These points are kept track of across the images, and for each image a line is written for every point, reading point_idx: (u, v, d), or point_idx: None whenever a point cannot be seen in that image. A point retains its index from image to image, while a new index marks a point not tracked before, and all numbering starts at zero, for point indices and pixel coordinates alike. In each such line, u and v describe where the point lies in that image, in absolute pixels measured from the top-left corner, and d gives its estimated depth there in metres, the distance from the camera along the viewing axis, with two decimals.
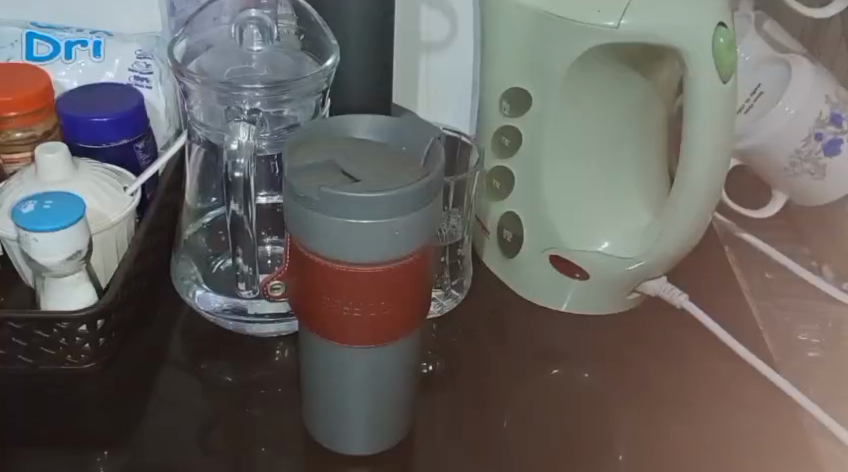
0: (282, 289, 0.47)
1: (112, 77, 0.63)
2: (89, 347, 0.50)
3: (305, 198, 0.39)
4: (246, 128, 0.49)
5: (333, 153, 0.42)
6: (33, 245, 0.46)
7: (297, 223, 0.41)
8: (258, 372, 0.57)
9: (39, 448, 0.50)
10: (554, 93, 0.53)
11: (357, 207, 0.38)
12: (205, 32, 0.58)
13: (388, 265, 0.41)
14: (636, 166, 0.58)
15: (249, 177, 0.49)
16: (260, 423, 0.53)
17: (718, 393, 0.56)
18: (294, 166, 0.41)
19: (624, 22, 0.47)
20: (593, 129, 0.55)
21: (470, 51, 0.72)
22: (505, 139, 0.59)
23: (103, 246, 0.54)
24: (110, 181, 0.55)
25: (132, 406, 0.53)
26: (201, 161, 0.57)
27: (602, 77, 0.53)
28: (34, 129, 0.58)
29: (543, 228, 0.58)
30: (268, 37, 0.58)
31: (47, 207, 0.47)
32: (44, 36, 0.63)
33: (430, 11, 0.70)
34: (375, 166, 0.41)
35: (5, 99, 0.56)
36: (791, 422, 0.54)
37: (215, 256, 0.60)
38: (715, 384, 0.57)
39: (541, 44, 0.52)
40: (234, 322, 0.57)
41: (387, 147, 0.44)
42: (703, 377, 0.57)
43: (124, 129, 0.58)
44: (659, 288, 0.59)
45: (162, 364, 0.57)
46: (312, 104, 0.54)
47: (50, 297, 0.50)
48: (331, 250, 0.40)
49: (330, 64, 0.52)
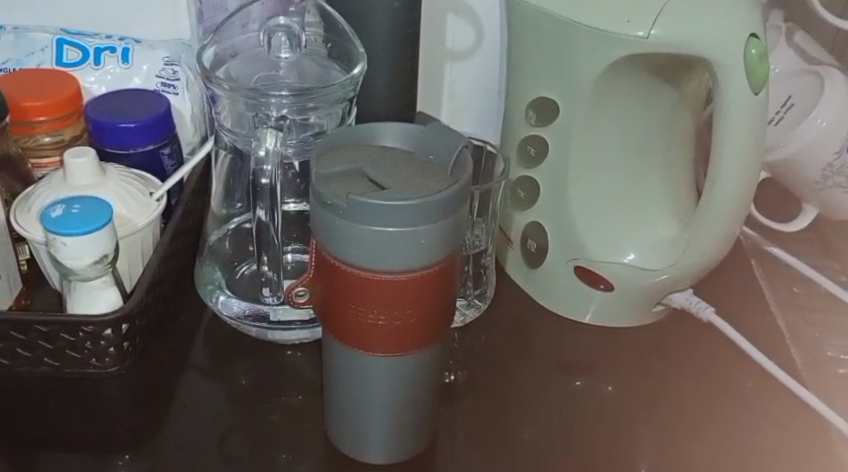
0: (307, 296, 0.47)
1: (140, 83, 0.64)
2: (113, 351, 0.50)
3: (332, 204, 0.39)
4: (274, 135, 0.49)
5: (360, 161, 0.42)
6: (62, 248, 0.47)
7: (324, 230, 0.41)
8: (280, 378, 0.56)
9: (61, 451, 0.50)
10: (581, 102, 0.53)
11: (384, 215, 0.38)
12: (233, 39, 0.58)
13: (415, 274, 0.41)
14: (664, 176, 0.57)
15: (275, 184, 0.49)
16: (281, 428, 0.53)
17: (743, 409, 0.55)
18: (322, 172, 0.41)
19: (654, 32, 0.47)
20: (621, 139, 0.55)
21: (496, 60, 0.72)
22: (531, 149, 0.59)
23: (129, 251, 0.54)
24: (136, 186, 0.55)
25: (154, 409, 0.53)
26: (227, 166, 0.57)
27: (634, 87, 0.53)
28: (62, 133, 0.59)
29: (568, 237, 0.58)
30: (296, 45, 0.57)
31: (75, 211, 0.47)
32: (74, 42, 0.64)
33: (456, 20, 0.70)
34: (403, 174, 0.41)
35: (35, 104, 0.56)
36: (818, 439, 0.53)
37: (239, 261, 0.60)
38: (741, 400, 0.55)
39: (568, 54, 0.52)
40: (255, 328, 0.57)
41: (414, 154, 0.44)
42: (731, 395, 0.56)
43: (150, 135, 0.59)
44: (684, 301, 0.59)
45: (183, 367, 0.57)
46: (339, 112, 0.54)
47: (75, 301, 0.51)
48: (358, 258, 0.40)
49: (358, 72, 0.52)
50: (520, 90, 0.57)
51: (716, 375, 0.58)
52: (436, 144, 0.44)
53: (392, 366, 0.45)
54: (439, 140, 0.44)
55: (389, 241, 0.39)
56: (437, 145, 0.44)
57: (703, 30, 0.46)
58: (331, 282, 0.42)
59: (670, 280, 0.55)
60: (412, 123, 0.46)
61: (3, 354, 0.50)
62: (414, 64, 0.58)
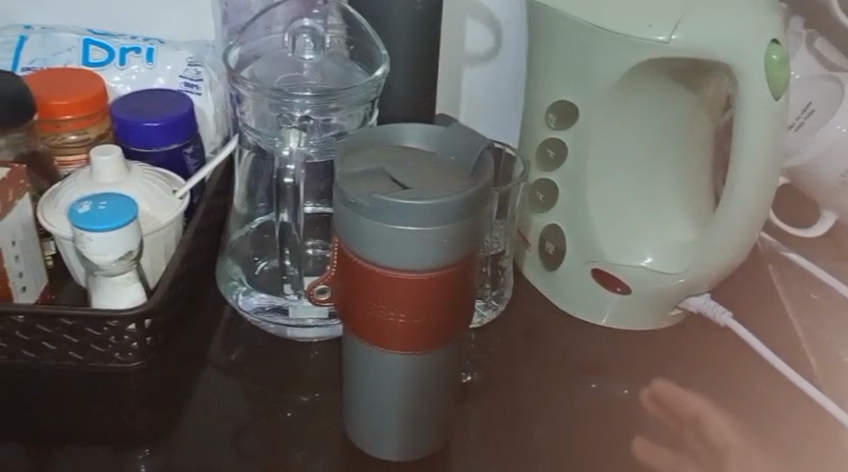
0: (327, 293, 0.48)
1: (163, 83, 0.65)
2: (136, 346, 0.51)
3: (355, 203, 0.40)
4: (297, 135, 0.52)
5: (383, 161, 0.43)
6: (88, 243, 0.47)
7: (346, 229, 0.42)
8: (299, 376, 0.57)
9: (83, 444, 0.51)
10: (601, 106, 0.53)
11: (406, 215, 0.39)
12: (257, 40, 0.59)
13: (435, 273, 0.41)
14: (685, 180, 0.57)
15: (298, 183, 0.52)
16: (299, 425, 0.53)
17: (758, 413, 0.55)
18: (345, 171, 0.42)
19: (675, 37, 0.47)
20: (641, 143, 0.55)
21: (516, 64, 0.72)
22: (550, 152, 0.59)
23: (152, 248, 0.55)
24: (160, 184, 0.56)
25: (174, 404, 0.54)
26: (251, 164, 0.58)
27: (655, 92, 0.53)
28: (88, 132, 0.60)
29: (586, 240, 0.58)
30: (320, 47, 0.58)
31: (101, 208, 0.48)
32: (100, 42, 0.65)
33: (476, 24, 0.70)
34: (425, 174, 0.42)
35: (61, 103, 0.57)
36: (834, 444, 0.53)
37: (260, 258, 0.61)
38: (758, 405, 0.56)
39: (589, 57, 0.52)
40: (275, 325, 0.58)
41: (435, 155, 0.44)
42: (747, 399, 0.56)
43: (173, 134, 0.59)
44: (702, 305, 0.59)
45: (203, 363, 0.58)
46: (361, 113, 0.54)
47: (99, 296, 0.51)
48: (379, 256, 0.41)
49: (380, 74, 0.53)
50: (541, 93, 0.58)
51: (733, 379, 0.58)
52: (457, 145, 0.45)
53: (411, 365, 0.45)
54: (461, 142, 0.45)
55: (410, 240, 0.40)
56: (459, 146, 0.45)
57: (723, 35, 0.47)
58: (353, 280, 0.43)
59: (687, 283, 0.56)
60: (434, 124, 0.47)
61: (29, 347, 0.51)
62: (435, 66, 0.58)
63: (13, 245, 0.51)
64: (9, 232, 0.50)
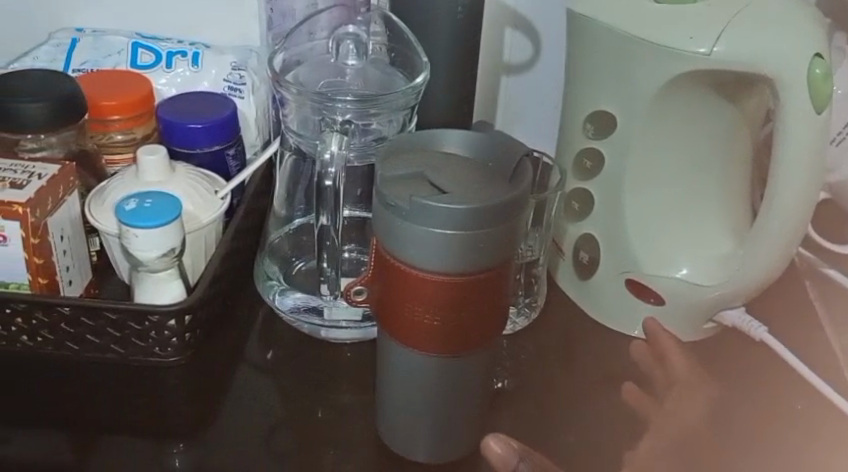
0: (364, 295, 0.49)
1: (208, 86, 0.66)
2: (176, 341, 0.52)
3: (394, 206, 0.41)
4: (338, 140, 0.52)
5: (423, 166, 0.43)
6: (133, 239, 0.49)
7: (385, 231, 0.42)
8: (330, 377, 0.58)
9: (123, 434, 0.52)
10: (640, 116, 0.54)
11: (445, 219, 0.39)
12: (300, 47, 0.60)
13: (471, 277, 0.42)
14: (723, 194, 0.56)
15: (338, 186, 0.51)
16: (330, 425, 0.54)
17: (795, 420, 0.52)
18: (385, 174, 0.42)
19: (717, 49, 0.48)
20: (679, 155, 0.55)
21: (554, 73, 0.73)
22: (587, 163, 0.59)
23: (193, 246, 0.56)
24: (203, 184, 0.57)
25: (210, 399, 0.55)
26: (291, 167, 0.59)
27: (694, 104, 0.53)
28: (134, 132, 0.62)
29: (621, 251, 0.58)
30: (362, 52, 0.59)
31: (147, 205, 0.50)
32: (148, 46, 0.67)
33: (515, 34, 0.71)
34: (464, 179, 0.42)
35: (110, 103, 0.59)
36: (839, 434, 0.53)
37: (296, 258, 0.62)
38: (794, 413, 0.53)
39: (628, 68, 0.53)
40: (309, 325, 0.59)
41: (474, 161, 0.45)
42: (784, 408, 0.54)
43: (216, 137, 0.61)
44: (735, 319, 0.59)
45: (238, 361, 0.59)
46: (400, 119, 0.55)
47: (142, 292, 0.53)
48: (417, 259, 0.41)
49: (421, 81, 0.54)
50: (581, 103, 0.58)
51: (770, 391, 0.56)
52: (496, 152, 0.45)
53: (443, 368, 0.46)
54: (500, 149, 0.45)
55: (449, 243, 0.40)
56: (498, 152, 0.45)
57: (765, 49, 0.47)
58: (389, 282, 0.44)
59: (723, 297, 0.55)
60: (474, 130, 0.47)
61: (73, 339, 0.52)
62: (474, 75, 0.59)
63: (61, 240, 0.52)
64: (58, 227, 0.52)
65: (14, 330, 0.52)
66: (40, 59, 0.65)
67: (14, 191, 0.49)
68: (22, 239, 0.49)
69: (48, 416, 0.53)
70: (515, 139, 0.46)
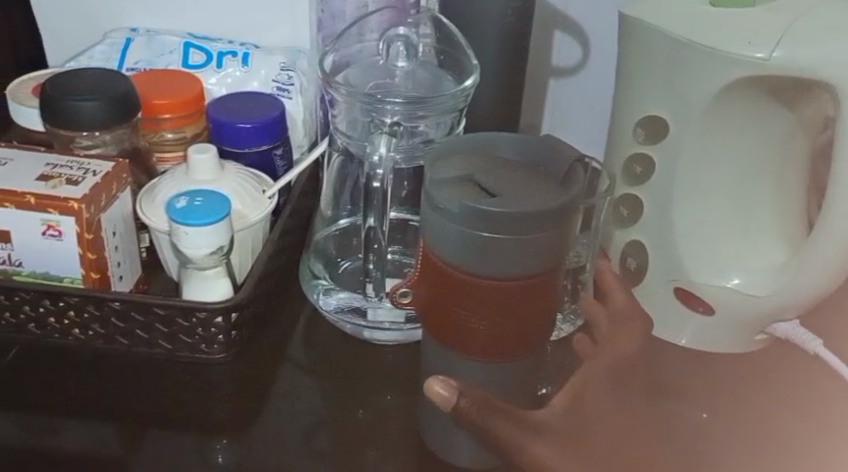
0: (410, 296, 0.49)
1: (257, 86, 0.67)
2: (222, 338, 0.53)
3: (443, 208, 0.41)
4: (386, 141, 0.52)
5: (472, 168, 0.43)
6: (183, 237, 0.50)
7: (433, 232, 0.42)
8: (372, 377, 0.58)
9: (168, 428, 0.53)
10: (693, 123, 0.53)
11: (494, 223, 0.39)
12: (350, 48, 0.60)
13: (520, 282, 0.42)
14: (779, 202, 0.55)
15: (386, 188, 0.52)
16: (373, 426, 0.54)
17: (808, 430, 0.53)
18: (434, 176, 0.43)
19: (776, 54, 0.47)
20: (733, 163, 0.53)
21: (602, 77, 0.72)
22: (636, 168, 0.59)
23: (241, 245, 0.57)
24: (251, 183, 0.58)
25: (254, 397, 0.56)
26: (338, 168, 0.60)
27: (749, 111, 0.51)
28: (185, 131, 0.62)
29: (671, 259, 0.57)
30: (412, 54, 0.59)
31: (196, 203, 0.50)
32: (200, 46, 0.68)
33: (564, 37, 0.70)
34: (514, 183, 0.42)
35: (160, 103, 0.60)
36: None
37: (341, 260, 0.62)
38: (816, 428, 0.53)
39: (681, 72, 0.52)
40: (352, 326, 0.58)
41: (526, 166, 0.45)
42: (798, 419, 0.54)
43: (264, 136, 0.61)
44: (788, 330, 0.57)
45: (282, 358, 0.59)
46: (448, 122, 0.55)
47: (190, 290, 0.53)
48: (464, 262, 0.41)
49: (470, 84, 0.53)
50: (632, 107, 0.57)
51: (809, 407, 0.55)
52: (547, 157, 0.45)
53: (488, 371, 0.46)
54: (550, 154, 0.45)
55: (497, 248, 0.40)
56: (549, 158, 0.45)
57: (823, 54, 0.46)
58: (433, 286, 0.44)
59: (777, 309, 0.54)
60: (524, 135, 0.47)
61: (123, 334, 0.53)
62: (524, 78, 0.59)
63: (114, 236, 0.53)
64: (111, 224, 0.53)
65: (66, 323, 0.53)
66: (95, 59, 0.67)
67: (70, 188, 0.50)
68: (77, 234, 0.50)
69: (97, 409, 0.54)
70: (565, 143, 0.46)
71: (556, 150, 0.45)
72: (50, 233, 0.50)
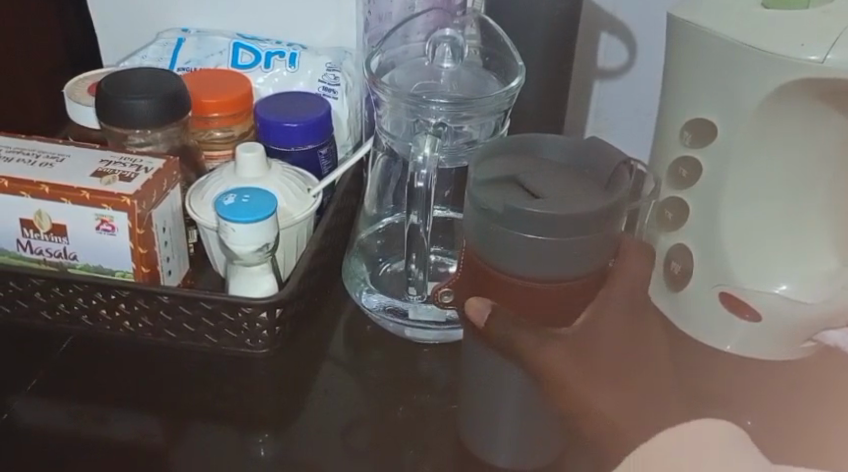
0: (451, 299, 0.47)
1: (303, 87, 0.68)
2: (266, 334, 0.53)
3: (489, 209, 0.41)
4: (431, 142, 0.52)
5: (516, 169, 0.44)
6: (230, 234, 0.51)
7: (476, 231, 0.43)
8: (413, 376, 0.58)
9: (211, 421, 0.54)
10: (742, 125, 0.52)
11: (539, 224, 0.40)
12: (396, 49, 0.60)
13: (561, 284, 0.42)
14: (833, 209, 0.53)
15: (430, 188, 0.52)
16: (411, 423, 0.54)
17: None
18: (481, 177, 0.43)
19: (831, 56, 0.46)
20: (782, 170, 0.53)
21: (648, 78, 0.71)
22: (683, 171, 0.58)
23: (285, 242, 0.58)
24: (296, 182, 0.59)
25: (296, 393, 0.57)
26: (382, 168, 0.60)
27: (801, 117, 0.51)
28: (233, 129, 0.64)
29: (716, 263, 0.56)
30: (458, 55, 0.59)
31: (244, 201, 0.52)
32: (248, 46, 0.69)
33: (610, 38, 0.70)
34: (560, 186, 0.42)
35: (209, 102, 0.61)
36: None
37: (384, 258, 0.62)
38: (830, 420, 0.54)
39: (731, 74, 0.51)
40: (393, 324, 0.59)
41: (572, 170, 0.45)
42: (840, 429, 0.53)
43: (310, 135, 0.62)
44: (840, 339, 0.55)
45: (324, 355, 0.60)
46: (492, 123, 0.55)
47: (236, 285, 0.54)
48: (505, 262, 0.42)
49: (515, 86, 0.53)
50: (679, 109, 0.56)
51: None
52: (593, 159, 0.45)
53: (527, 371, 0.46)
54: (597, 154, 0.45)
55: (540, 249, 0.40)
56: (596, 159, 0.45)
57: None
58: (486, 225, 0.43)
59: (824, 317, 0.53)
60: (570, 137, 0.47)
61: (171, 327, 0.54)
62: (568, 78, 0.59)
63: (163, 232, 0.55)
64: (161, 220, 0.54)
65: (117, 315, 0.54)
66: (148, 59, 0.68)
67: (123, 184, 0.51)
68: (129, 229, 0.51)
69: (144, 399, 0.55)
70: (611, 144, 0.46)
71: (600, 151, 0.45)
72: (104, 228, 0.52)
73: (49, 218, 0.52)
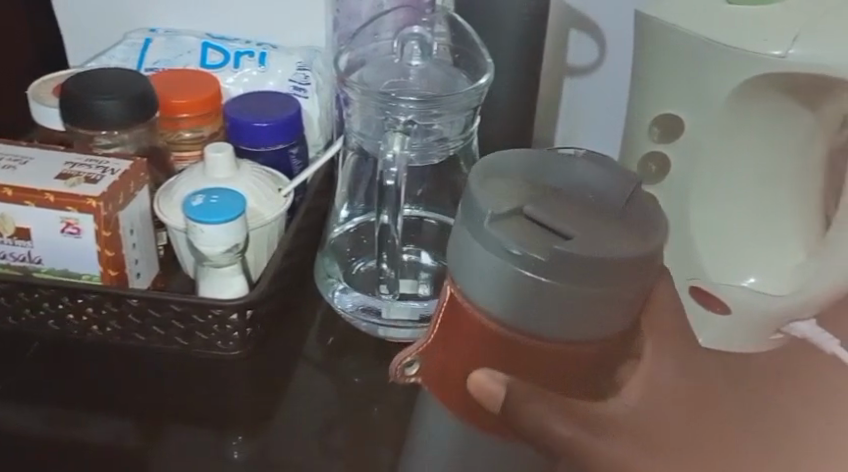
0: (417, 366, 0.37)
1: (274, 86, 0.67)
2: (237, 335, 0.53)
3: (516, 250, 0.31)
4: (400, 139, 0.53)
5: (521, 198, 0.34)
6: (199, 234, 0.50)
7: (488, 283, 0.32)
8: (387, 375, 0.58)
9: (183, 425, 0.53)
10: (708, 120, 0.52)
11: (589, 270, 0.31)
12: (367, 47, 0.61)
13: (589, 344, 0.33)
14: (797, 201, 0.55)
15: (400, 185, 0.53)
16: (386, 423, 0.54)
17: None
18: (494, 210, 0.33)
19: (792, 51, 0.47)
20: (751, 164, 0.53)
21: (617, 75, 0.71)
22: (652, 166, 0.58)
23: (255, 243, 0.57)
24: (266, 182, 0.58)
25: (268, 394, 0.56)
26: (353, 166, 0.60)
27: (766, 109, 0.51)
28: (202, 130, 0.63)
29: (685, 257, 0.56)
30: (427, 53, 0.59)
31: (213, 201, 0.51)
32: (217, 46, 0.68)
33: (579, 36, 0.70)
34: (580, 216, 0.34)
35: (177, 102, 0.61)
36: None
37: (356, 257, 0.62)
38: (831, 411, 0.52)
39: (697, 70, 0.52)
40: (367, 324, 0.58)
41: (583, 195, 0.36)
42: None
43: (281, 135, 0.62)
44: (808, 330, 0.55)
45: (296, 356, 0.59)
46: (462, 120, 0.55)
47: (206, 286, 0.54)
48: (532, 325, 0.32)
49: (484, 83, 0.54)
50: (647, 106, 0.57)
51: None
52: (596, 177, 0.37)
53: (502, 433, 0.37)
54: (603, 184, 0.37)
55: (589, 305, 0.31)
56: (598, 179, 0.37)
57: None
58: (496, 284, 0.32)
59: (792, 308, 0.54)
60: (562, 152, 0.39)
61: (140, 330, 0.53)
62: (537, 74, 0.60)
63: (132, 234, 0.54)
64: (128, 221, 0.53)
65: (85, 319, 0.54)
66: (115, 59, 0.67)
67: (88, 186, 0.51)
68: (95, 232, 0.51)
69: (114, 404, 0.55)
70: (613, 164, 0.39)
71: (607, 179, 0.37)
72: (69, 230, 0.51)
73: (13, 221, 0.51)
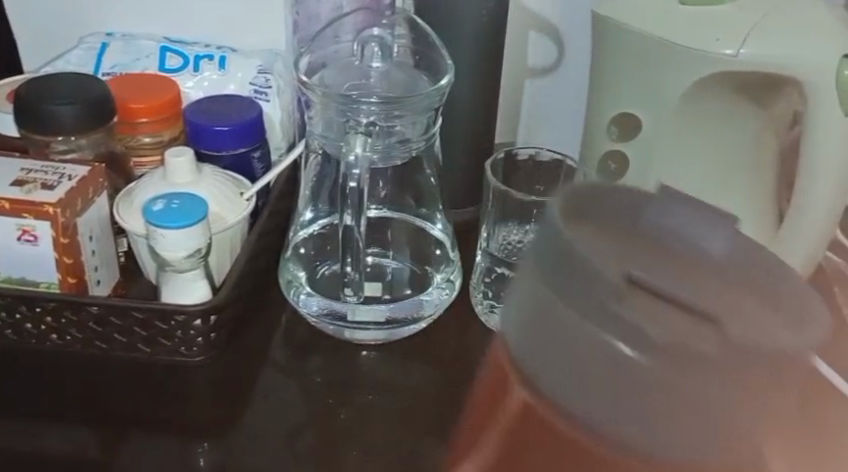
0: None
1: (234, 89, 0.67)
2: (201, 341, 0.53)
3: (602, 308, 0.24)
4: (362, 141, 0.53)
5: (620, 261, 0.26)
6: (160, 239, 0.50)
7: (540, 335, 0.26)
8: (353, 379, 0.57)
9: (146, 433, 0.53)
10: (663, 118, 0.53)
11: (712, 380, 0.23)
12: (326, 49, 0.60)
13: None
14: (750, 196, 0.56)
15: (362, 187, 0.53)
16: (352, 427, 0.54)
17: None
18: (587, 252, 0.26)
19: (743, 51, 0.48)
20: (706, 160, 0.55)
21: (576, 75, 0.72)
22: (612, 165, 0.59)
23: (218, 247, 0.57)
24: (229, 187, 0.58)
25: (234, 400, 0.56)
26: (316, 169, 0.60)
27: (719, 108, 0.53)
28: (162, 135, 0.62)
29: None
30: (387, 55, 0.59)
31: (174, 206, 0.51)
32: (176, 50, 0.68)
33: (539, 37, 0.71)
34: (699, 290, 0.25)
35: (135, 107, 0.60)
36: None
37: (320, 261, 0.62)
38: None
39: (652, 69, 0.52)
40: (333, 327, 0.58)
41: (692, 249, 0.28)
42: None
43: (243, 139, 0.61)
44: None
45: (263, 361, 0.59)
46: (424, 121, 0.55)
47: (168, 292, 0.53)
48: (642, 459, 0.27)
49: (445, 83, 0.54)
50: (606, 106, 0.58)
51: None
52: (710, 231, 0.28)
53: None
54: (720, 227, 0.28)
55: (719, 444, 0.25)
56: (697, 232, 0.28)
57: (798, 54, 0.47)
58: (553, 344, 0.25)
59: None
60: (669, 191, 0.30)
61: (101, 338, 0.53)
62: (492, 68, 0.62)
63: (91, 240, 0.53)
64: (87, 228, 0.53)
65: (43, 328, 0.53)
66: (71, 64, 0.66)
67: (45, 192, 0.50)
68: (52, 239, 0.50)
69: (75, 413, 0.54)
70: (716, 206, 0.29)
71: (726, 221, 0.28)
72: (26, 238, 0.50)
73: None
